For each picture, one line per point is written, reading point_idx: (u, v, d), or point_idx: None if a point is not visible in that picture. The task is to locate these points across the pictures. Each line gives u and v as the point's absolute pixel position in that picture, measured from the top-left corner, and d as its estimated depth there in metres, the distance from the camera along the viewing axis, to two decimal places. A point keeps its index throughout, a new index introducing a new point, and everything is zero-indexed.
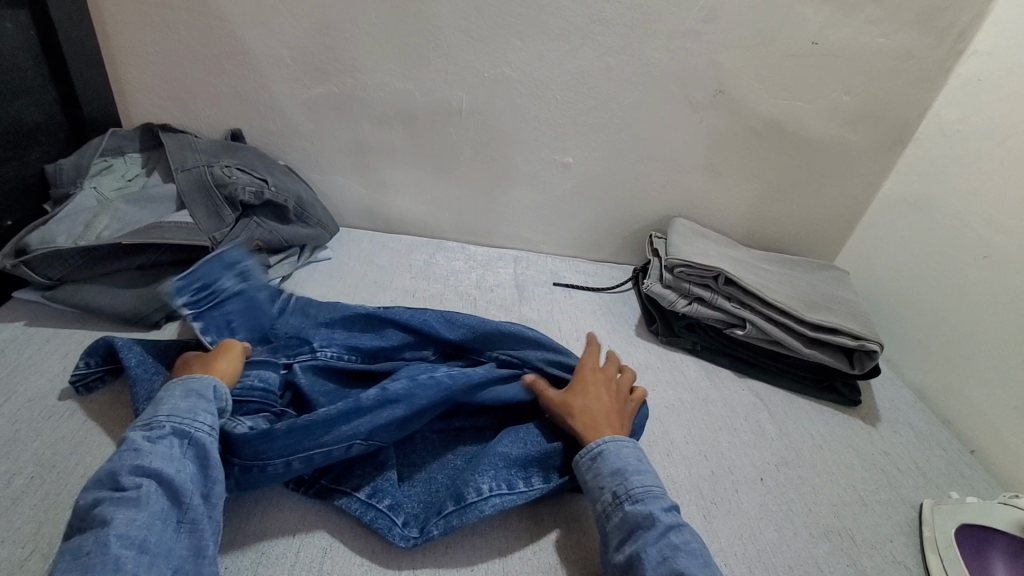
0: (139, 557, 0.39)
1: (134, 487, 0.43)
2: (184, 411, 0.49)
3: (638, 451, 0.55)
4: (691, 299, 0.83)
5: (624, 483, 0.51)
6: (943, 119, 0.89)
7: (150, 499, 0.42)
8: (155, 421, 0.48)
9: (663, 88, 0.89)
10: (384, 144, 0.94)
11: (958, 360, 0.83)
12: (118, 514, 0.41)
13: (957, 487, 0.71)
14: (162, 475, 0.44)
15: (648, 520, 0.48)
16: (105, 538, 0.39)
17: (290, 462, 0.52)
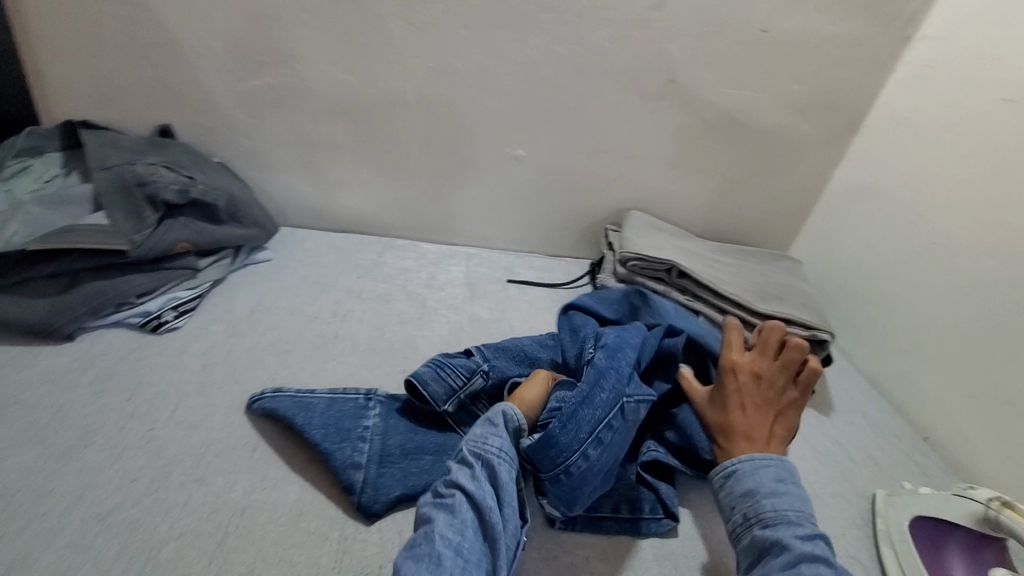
0: (456, 559, 0.42)
1: (450, 497, 0.46)
2: (489, 429, 0.51)
3: (782, 471, 0.52)
4: (645, 293, 0.82)
5: (754, 505, 0.49)
6: (891, 106, 0.89)
7: (460, 508, 0.45)
8: (469, 437, 0.51)
9: (616, 77, 0.87)
10: (328, 140, 0.90)
11: (909, 347, 0.83)
12: (437, 517, 0.45)
13: (910, 475, 0.72)
14: (466, 490, 0.47)
15: (777, 546, 0.46)
16: (429, 537, 0.43)
17: (586, 450, 0.51)
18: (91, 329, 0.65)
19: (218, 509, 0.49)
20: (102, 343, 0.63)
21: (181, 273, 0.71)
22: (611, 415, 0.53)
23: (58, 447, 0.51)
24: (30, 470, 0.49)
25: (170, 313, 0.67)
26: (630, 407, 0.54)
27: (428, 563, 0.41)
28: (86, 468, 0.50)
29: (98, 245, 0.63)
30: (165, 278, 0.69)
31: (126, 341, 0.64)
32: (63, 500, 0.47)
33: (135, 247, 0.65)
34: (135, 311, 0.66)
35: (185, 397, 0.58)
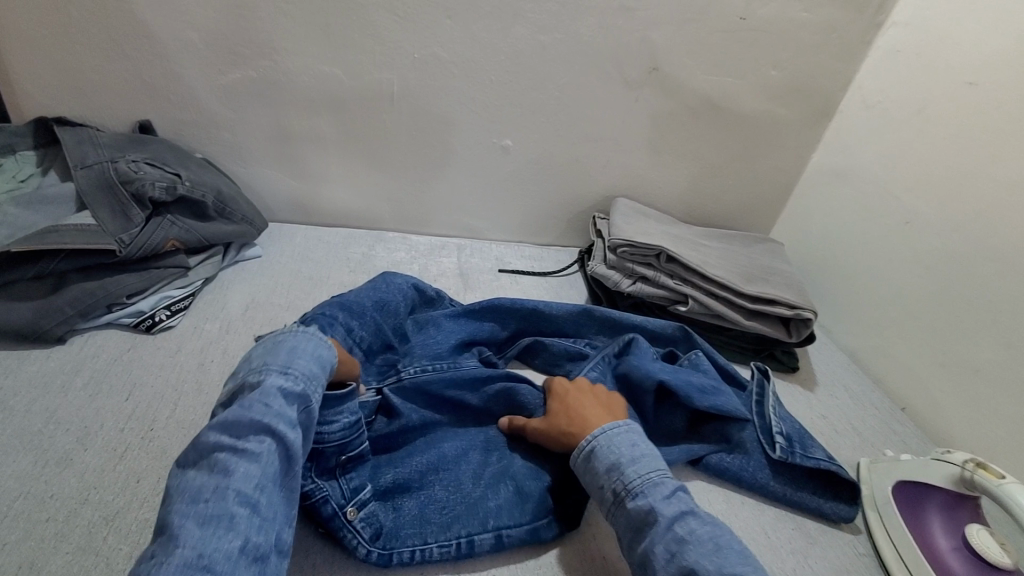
0: (251, 517, 0.39)
1: (255, 443, 0.43)
2: (312, 375, 0.50)
3: (631, 434, 0.55)
4: (635, 278, 0.83)
5: (621, 479, 0.51)
6: (865, 91, 0.92)
7: (267, 459, 0.43)
8: (295, 374, 0.49)
9: (599, 66, 0.87)
10: (313, 133, 0.89)
11: (886, 323, 0.87)
12: (240, 466, 0.41)
13: (890, 444, 0.75)
14: (282, 438, 0.44)
15: (651, 516, 0.48)
16: (227, 493, 0.39)
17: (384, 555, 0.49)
18: (80, 331, 0.63)
19: None
20: (93, 345, 0.62)
21: (173, 272, 0.69)
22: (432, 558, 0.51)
23: (56, 452, 0.50)
24: (30, 475, 0.48)
25: (162, 312, 0.66)
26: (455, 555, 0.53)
27: (220, 525, 0.38)
28: (88, 471, 0.49)
29: (86, 244, 0.62)
30: (156, 277, 0.67)
31: (118, 343, 0.63)
32: (67, 504, 0.47)
33: (124, 247, 0.64)
34: (126, 312, 0.65)
35: (184, 396, 0.58)
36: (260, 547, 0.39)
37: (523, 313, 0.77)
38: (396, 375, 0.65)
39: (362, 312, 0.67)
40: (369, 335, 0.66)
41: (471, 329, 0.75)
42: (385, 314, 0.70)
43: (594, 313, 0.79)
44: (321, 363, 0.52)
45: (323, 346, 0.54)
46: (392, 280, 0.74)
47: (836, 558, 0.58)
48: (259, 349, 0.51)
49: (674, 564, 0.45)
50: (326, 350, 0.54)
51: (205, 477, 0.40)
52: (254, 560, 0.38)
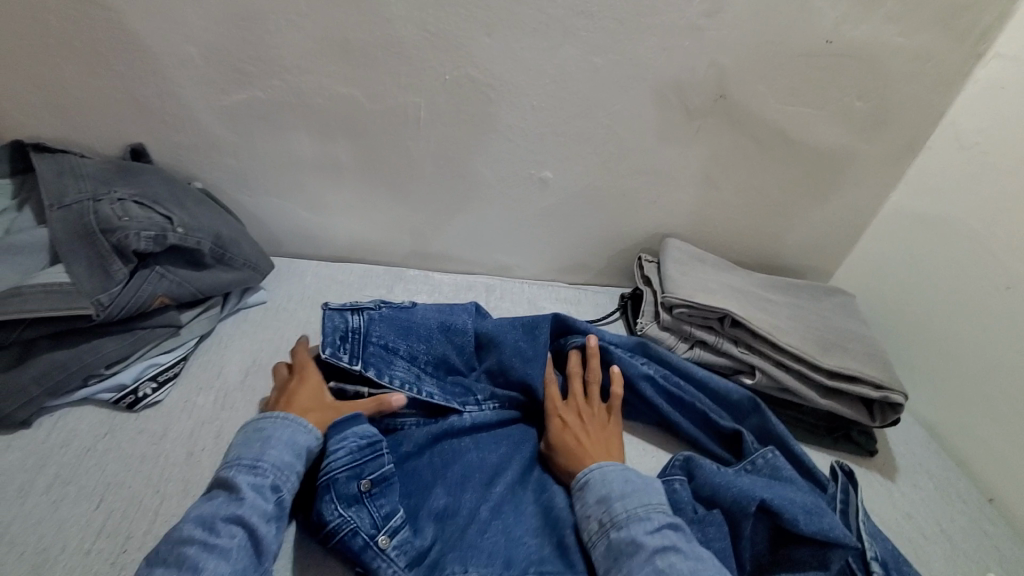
0: None
1: (226, 538, 0.44)
2: (284, 464, 0.51)
3: (625, 471, 0.56)
4: (692, 342, 0.73)
5: (608, 510, 0.52)
6: (962, 127, 0.80)
7: (237, 553, 0.44)
8: (267, 465, 0.50)
9: (657, 92, 0.76)
10: (328, 160, 0.78)
11: (975, 400, 0.76)
12: (208, 563, 0.42)
13: (986, 554, 0.65)
14: (254, 530, 0.46)
15: (632, 546, 0.49)
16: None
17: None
18: (52, 408, 0.54)
19: None
20: (64, 428, 0.53)
21: (161, 334, 0.60)
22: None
23: None
24: None
25: (147, 386, 0.56)
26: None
27: None
28: None
29: (56, 310, 0.52)
30: (141, 342, 0.58)
31: (95, 423, 0.54)
32: None
33: (102, 310, 0.54)
34: (105, 385, 0.55)
35: (167, 500, 0.48)
36: None
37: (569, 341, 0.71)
38: (475, 404, 0.66)
39: (429, 335, 0.67)
40: (433, 359, 0.67)
41: (523, 358, 0.67)
42: (447, 339, 0.68)
43: (650, 349, 0.72)
44: (298, 450, 0.52)
45: (301, 431, 0.53)
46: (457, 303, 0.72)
47: None
48: (239, 439, 0.52)
49: None
50: (309, 438, 0.53)
51: (174, 574, 0.42)
52: None
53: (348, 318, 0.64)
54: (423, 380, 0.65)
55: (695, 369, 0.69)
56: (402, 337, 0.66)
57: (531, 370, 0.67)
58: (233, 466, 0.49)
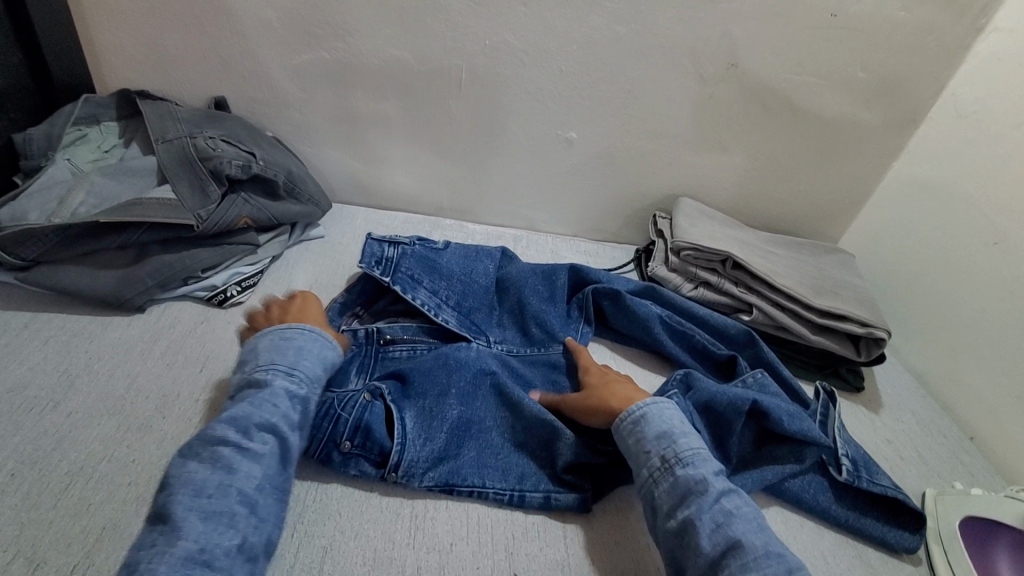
0: (250, 516, 0.45)
1: (258, 442, 0.49)
2: (312, 378, 0.56)
3: (679, 413, 0.58)
4: (697, 283, 0.81)
5: (673, 447, 0.54)
6: (959, 99, 0.86)
7: (267, 459, 0.49)
8: (299, 377, 0.55)
9: (674, 60, 0.84)
10: (380, 116, 0.89)
11: (961, 348, 0.82)
12: (243, 465, 0.47)
13: (958, 476, 0.72)
14: (284, 440, 0.50)
15: (700, 486, 0.51)
16: (231, 489, 0.45)
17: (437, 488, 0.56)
18: (159, 301, 0.66)
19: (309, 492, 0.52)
20: (169, 317, 0.64)
21: (243, 248, 0.71)
22: (492, 494, 0.56)
23: (137, 418, 0.53)
24: (114, 439, 0.51)
25: (234, 288, 0.68)
26: (530, 501, 0.57)
27: (223, 520, 0.44)
28: (167, 438, 0.52)
29: (167, 218, 0.64)
30: (229, 253, 0.69)
31: (192, 315, 0.65)
32: (147, 470, 0.49)
33: (201, 222, 0.66)
34: (201, 285, 0.67)
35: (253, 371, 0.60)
36: (254, 545, 0.45)
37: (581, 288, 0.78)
38: (487, 342, 0.71)
39: (451, 276, 0.75)
40: (453, 295, 0.73)
41: (541, 297, 0.75)
42: (468, 279, 0.76)
43: (656, 293, 0.78)
44: (321, 367, 0.57)
45: (322, 348, 0.59)
46: (483, 249, 0.81)
47: None
48: (268, 348, 0.57)
49: (721, 533, 0.48)
50: (332, 354, 0.60)
51: (208, 472, 0.45)
52: (247, 558, 0.44)
53: (385, 248, 0.72)
54: (443, 312, 0.71)
55: (694, 308, 0.77)
56: (428, 273, 0.73)
57: (548, 307, 0.75)
58: (267, 376, 0.54)
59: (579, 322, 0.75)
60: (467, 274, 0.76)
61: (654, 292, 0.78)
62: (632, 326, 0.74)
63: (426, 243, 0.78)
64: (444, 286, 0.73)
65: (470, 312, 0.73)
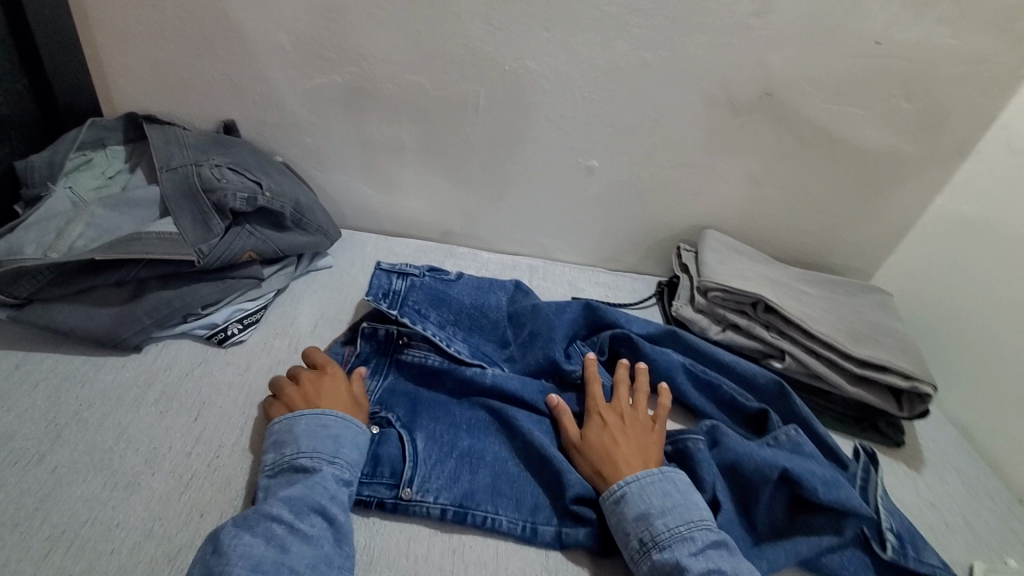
0: None
1: (309, 524, 0.45)
2: (356, 462, 0.52)
3: (666, 481, 0.52)
4: (725, 326, 0.76)
5: (649, 528, 0.48)
6: (1012, 131, 0.80)
7: (319, 541, 0.44)
8: (344, 460, 0.51)
9: (704, 87, 0.80)
10: (393, 141, 0.86)
11: (1011, 402, 0.76)
12: (295, 547, 0.43)
13: (1011, 548, 0.66)
14: (335, 520, 0.46)
15: (677, 570, 0.46)
16: (285, 566, 0.42)
17: (446, 510, 0.51)
18: (156, 340, 0.63)
19: None
20: (166, 357, 0.61)
21: (246, 283, 0.68)
22: (507, 524, 0.52)
23: (124, 475, 0.50)
24: (98, 498, 0.47)
25: (235, 326, 0.65)
26: (546, 534, 0.52)
27: None
28: (154, 498, 0.48)
29: (168, 254, 0.61)
30: (231, 288, 0.66)
31: (190, 355, 0.62)
32: (131, 536, 0.46)
33: (202, 257, 0.63)
34: (200, 323, 0.64)
35: (250, 421, 0.56)
36: None
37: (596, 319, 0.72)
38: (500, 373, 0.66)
39: (461, 308, 0.70)
40: (462, 330, 0.69)
41: (551, 325, 0.69)
42: (477, 310, 0.71)
43: (680, 337, 0.73)
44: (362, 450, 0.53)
45: (360, 435, 0.54)
46: (496, 281, 0.76)
47: None
48: (304, 431, 0.51)
49: None
50: (366, 438, 0.54)
51: (263, 551, 0.42)
52: None
53: (392, 281, 0.68)
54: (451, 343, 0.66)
55: (722, 354, 0.72)
56: (435, 306, 0.68)
57: (558, 340, 0.68)
58: (309, 458, 0.50)
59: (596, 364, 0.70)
60: (477, 307, 0.71)
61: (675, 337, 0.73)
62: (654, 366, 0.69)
63: (438, 275, 0.74)
64: (451, 319, 0.69)
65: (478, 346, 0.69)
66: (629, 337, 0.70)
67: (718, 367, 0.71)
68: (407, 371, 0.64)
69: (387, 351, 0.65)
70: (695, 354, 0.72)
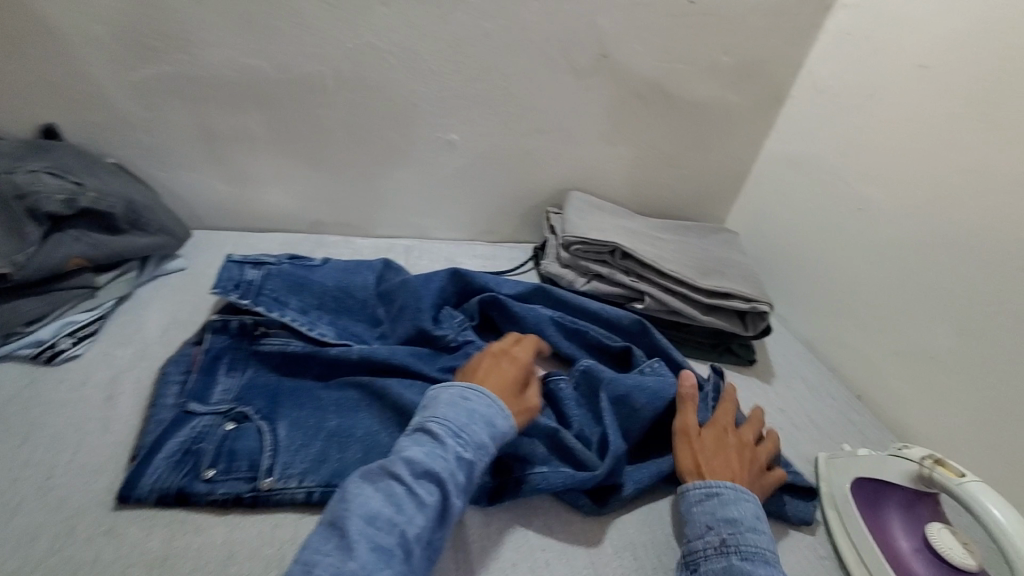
0: (401, 565, 0.40)
1: (423, 492, 0.44)
2: (481, 444, 0.48)
3: (760, 510, 0.51)
4: (590, 277, 0.80)
5: (737, 534, 0.48)
6: (815, 76, 0.90)
7: (430, 512, 0.43)
8: (469, 430, 0.49)
9: (546, 52, 0.83)
10: (241, 132, 0.82)
11: (839, 311, 0.86)
12: (400, 515, 0.42)
13: (846, 436, 0.75)
14: (448, 495, 0.44)
15: None
16: (398, 529, 0.41)
17: (312, 491, 0.50)
18: None
19: (132, 563, 0.44)
20: None
21: (77, 293, 0.63)
22: None
23: None
24: None
25: (66, 340, 0.60)
26: None
27: (382, 560, 0.39)
28: None
29: None
30: (58, 300, 0.61)
31: (15, 379, 0.57)
32: None
33: (18, 270, 0.56)
34: (24, 341, 0.58)
35: (89, 436, 0.52)
36: None
37: (465, 287, 0.74)
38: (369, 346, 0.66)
39: (324, 292, 0.68)
40: (327, 312, 0.67)
41: (418, 297, 0.69)
42: (343, 290, 0.69)
43: (548, 292, 0.76)
44: (493, 433, 0.50)
45: (500, 416, 0.51)
46: (363, 262, 0.75)
47: (794, 565, 0.55)
48: (448, 399, 0.51)
49: None
50: (507, 425, 0.52)
51: (381, 507, 0.42)
52: None
53: (245, 271, 0.65)
54: (314, 326, 0.64)
55: (586, 302, 0.76)
56: (295, 292, 0.66)
57: (426, 308, 0.68)
58: (438, 422, 0.48)
59: (466, 324, 0.71)
60: (342, 287, 0.70)
61: (541, 293, 0.76)
62: (527, 319, 0.72)
63: (300, 261, 0.72)
64: (314, 302, 0.67)
65: (347, 324, 0.67)
66: (496, 300, 0.72)
67: (584, 314, 0.76)
68: (268, 361, 0.61)
69: (244, 343, 0.62)
70: (561, 306, 0.76)
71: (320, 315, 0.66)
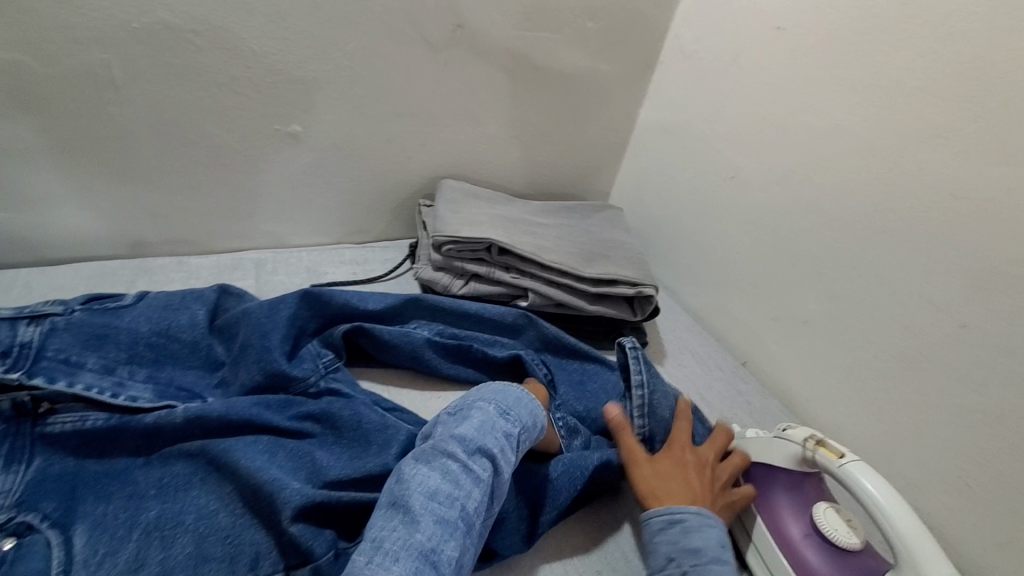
0: (463, 538, 0.41)
1: (478, 468, 0.45)
2: (526, 423, 0.51)
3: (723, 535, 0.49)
4: (467, 277, 0.74)
5: (697, 566, 0.45)
6: (681, 40, 0.87)
7: (484, 487, 0.44)
8: (517, 416, 0.51)
9: (390, 24, 0.72)
10: (4, 142, 0.64)
11: (721, 281, 0.86)
12: (461, 489, 0.43)
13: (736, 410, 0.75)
14: (500, 472, 0.46)
15: None
16: (457, 503, 0.42)
17: None
18: None
19: None
20: None
21: None
22: None
23: None
24: None
25: None
26: None
27: (448, 531, 0.40)
28: None
29: None
30: None
31: None
32: None
33: None
34: None
35: None
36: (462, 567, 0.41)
37: (323, 308, 0.64)
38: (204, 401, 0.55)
39: (137, 339, 0.55)
40: (146, 365, 0.55)
41: (263, 330, 0.58)
42: (165, 334, 0.57)
43: (422, 301, 0.69)
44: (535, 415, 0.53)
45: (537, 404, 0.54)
46: (193, 291, 0.62)
47: None
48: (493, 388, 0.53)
49: None
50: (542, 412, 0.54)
51: (439, 483, 0.43)
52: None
53: (17, 330, 0.50)
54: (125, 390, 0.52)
55: (464, 308, 0.69)
56: (95, 347, 0.53)
57: (275, 342, 0.58)
58: (485, 404, 0.51)
59: (328, 357, 0.61)
60: (163, 329, 0.57)
61: (414, 303, 0.68)
62: (398, 338, 0.64)
63: (103, 304, 0.58)
64: (126, 355, 0.54)
65: (174, 377, 0.56)
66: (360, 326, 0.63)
67: (464, 321, 0.69)
68: (63, 444, 0.48)
69: (25, 426, 0.48)
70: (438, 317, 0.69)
71: (135, 370, 0.54)
